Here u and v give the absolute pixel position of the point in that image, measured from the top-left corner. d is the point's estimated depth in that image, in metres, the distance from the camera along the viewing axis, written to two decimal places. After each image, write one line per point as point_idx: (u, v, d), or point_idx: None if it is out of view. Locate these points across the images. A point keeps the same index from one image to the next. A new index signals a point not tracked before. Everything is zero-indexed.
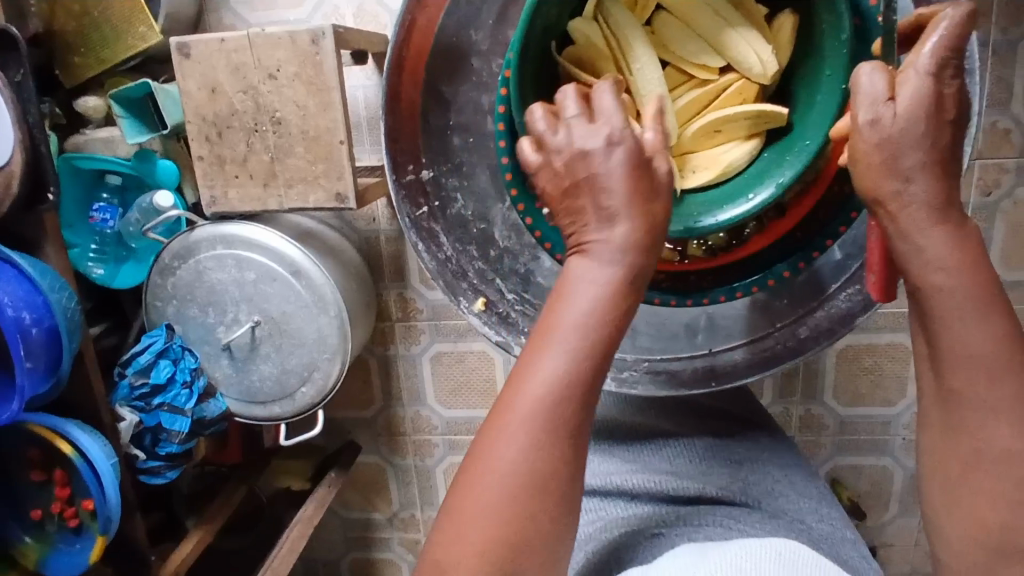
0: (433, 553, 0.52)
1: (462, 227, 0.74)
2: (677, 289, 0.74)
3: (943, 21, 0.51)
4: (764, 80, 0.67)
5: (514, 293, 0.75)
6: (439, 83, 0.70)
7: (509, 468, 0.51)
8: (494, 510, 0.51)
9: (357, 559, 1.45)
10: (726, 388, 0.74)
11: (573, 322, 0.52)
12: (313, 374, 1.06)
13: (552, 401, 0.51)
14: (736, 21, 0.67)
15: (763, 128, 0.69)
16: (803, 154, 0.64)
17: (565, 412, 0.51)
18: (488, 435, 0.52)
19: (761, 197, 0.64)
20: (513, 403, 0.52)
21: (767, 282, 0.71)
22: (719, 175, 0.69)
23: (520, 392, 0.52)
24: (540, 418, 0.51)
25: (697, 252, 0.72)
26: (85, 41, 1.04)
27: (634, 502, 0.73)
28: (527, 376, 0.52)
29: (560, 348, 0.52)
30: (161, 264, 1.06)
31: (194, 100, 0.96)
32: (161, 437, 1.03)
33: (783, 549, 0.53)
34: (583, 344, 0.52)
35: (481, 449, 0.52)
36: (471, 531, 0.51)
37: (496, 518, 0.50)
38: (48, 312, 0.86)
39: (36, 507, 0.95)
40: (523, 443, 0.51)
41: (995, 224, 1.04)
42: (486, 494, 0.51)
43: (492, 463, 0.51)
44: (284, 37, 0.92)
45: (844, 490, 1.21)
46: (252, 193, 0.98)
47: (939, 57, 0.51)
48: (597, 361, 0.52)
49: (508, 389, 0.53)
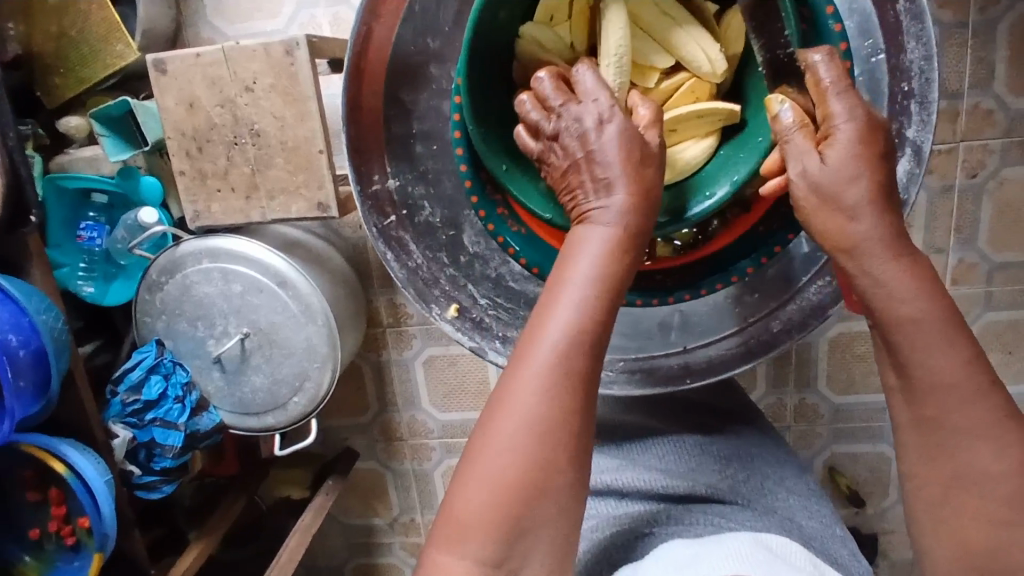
0: (445, 528, 0.50)
1: (430, 234, 0.74)
2: (644, 288, 0.75)
3: (814, 60, 0.57)
4: (714, 78, 0.67)
5: (486, 298, 0.75)
6: (401, 92, 0.70)
7: (532, 419, 0.49)
8: (511, 468, 0.49)
9: (360, 564, 1.46)
10: (700, 384, 0.73)
11: (583, 282, 0.52)
12: (305, 383, 1.07)
13: (562, 374, 0.50)
14: (684, 20, 0.67)
15: (716, 126, 0.69)
16: (756, 150, 0.65)
17: (577, 375, 0.51)
18: (506, 388, 0.51)
19: (718, 195, 0.66)
20: (529, 353, 0.51)
21: (730, 279, 0.72)
22: (675, 175, 0.69)
23: (537, 342, 0.51)
24: (553, 381, 0.50)
25: (665, 251, 0.74)
26: (63, 62, 1.05)
27: (626, 501, 0.72)
28: (540, 326, 0.51)
29: (575, 297, 0.51)
30: (149, 280, 1.06)
31: (172, 116, 0.96)
32: (155, 452, 1.03)
33: (774, 544, 0.55)
34: (596, 294, 0.52)
35: (498, 402, 0.51)
36: (486, 500, 0.49)
37: (510, 485, 0.49)
38: (35, 333, 0.86)
39: (34, 526, 0.96)
40: (545, 393, 0.50)
41: (983, 206, 1.03)
42: (499, 461, 0.49)
43: (512, 414, 0.50)
44: (258, 49, 0.92)
45: (842, 478, 1.21)
46: (234, 206, 0.98)
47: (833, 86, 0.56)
48: (610, 311, 0.53)
49: (517, 357, 0.52)
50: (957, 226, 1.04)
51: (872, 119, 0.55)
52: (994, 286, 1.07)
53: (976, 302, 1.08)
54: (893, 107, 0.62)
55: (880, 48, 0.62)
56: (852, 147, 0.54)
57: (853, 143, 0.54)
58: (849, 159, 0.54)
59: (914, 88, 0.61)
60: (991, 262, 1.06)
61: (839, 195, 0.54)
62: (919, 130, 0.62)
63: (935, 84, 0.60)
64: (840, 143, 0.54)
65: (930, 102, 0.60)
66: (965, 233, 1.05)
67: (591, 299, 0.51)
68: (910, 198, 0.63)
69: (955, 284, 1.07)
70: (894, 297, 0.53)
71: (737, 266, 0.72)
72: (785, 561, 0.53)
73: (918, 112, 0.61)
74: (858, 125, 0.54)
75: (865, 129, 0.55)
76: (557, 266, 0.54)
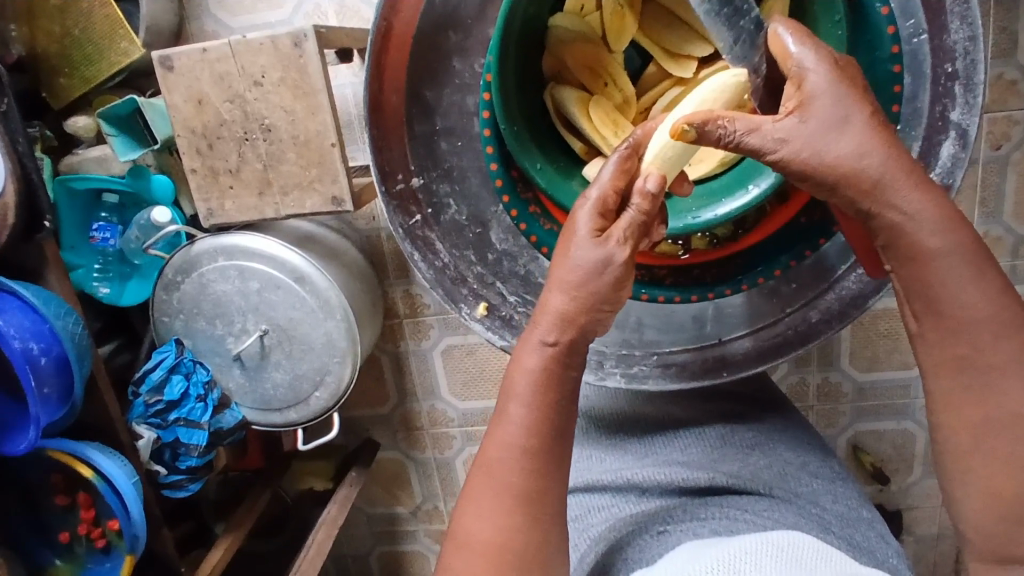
0: None
1: (457, 232, 0.73)
2: (679, 284, 0.75)
3: (787, 37, 0.53)
4: None
5: (515, 295, 0.74)
6: (422, 87, 0.68)
7: (487, 544, 0.55)
8: (491, 530, 0.55)
9: (386, 552, 1.47)
10: (738, 378, 0.73)
11: (543, 345, 0.58)
12: (325, 378, 1.06)
13: (531, 436, 0.56)
14: None
15: None
16: None
17: (545, 431, 0.56)
18: (462, 522, 0.57)
19: (761, 188, 0.64)
20: (480, 486, 0.56)
21: (772, 273, 0.71)
22: (717, 166, 0.69)
23: (487, 473, 0.56)
24: (518, 447, 0.56)
25: (700, 245, 0.73)
26: (67, 62, 1.03)
27: (646, 497, 0.70)
28: (488, 457, 0.57)
29: (518, 424, 0.56)
30: (165, 280, 1.05)
31: (182, 113, 0.95)
32: (180, 451, 1.03)
33: (785, 545, 0.53)
34: (537, 414, 0.57)
35: (456, 534, 0.57)
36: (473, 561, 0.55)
37: (491, 545, 0.54)
38: (56, 340, 0.86)
39: (64, 530, 0.96)
40: (497, 520, 0.55)
41: (1007, 178, 1.00)
42: (480, 524, 0.55)
43: (467, 545, 0.55)
44: (266, 43, 0.90)
45: (866, 456, 1.21)
46: (247, 204, 0.97)
47: (826, 61, 0.52)
48: (556, 425, 0.57)
49: (493, 427, 0.58)
50: (981, 200, 1.02)
51: (837, 59, 0.52)
52: (1018, 260, 1.05)
53: None
54: (936, 90, 0.61)
55: (922, 28, 0.60)
56: (831, 91, 0.51)
57: (830, 85, 0.51)
58: (832, 105, 0.51)
59: (958, 69, 0.60)
60: (1017, 235, 1.03)
61: (829, 144, 0.51)
62: (964, 113, 0.61)
63: (981, 66, 0.58)
64: (816, 89, 0.51)
65: (976, 84, 0.59)
66: (989, 206, 1.02)
67: (531, 418, 0.56)
68: (957, 182, 0.62)
69: None
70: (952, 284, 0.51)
71: (779, 260, 0.71)
72: (796, 565, 0.51)
73: (963, 94, 0.60)
74: (828, 69, 0.51)
75: (834, 72, 0.51)
76: (501, 397, 0.59)
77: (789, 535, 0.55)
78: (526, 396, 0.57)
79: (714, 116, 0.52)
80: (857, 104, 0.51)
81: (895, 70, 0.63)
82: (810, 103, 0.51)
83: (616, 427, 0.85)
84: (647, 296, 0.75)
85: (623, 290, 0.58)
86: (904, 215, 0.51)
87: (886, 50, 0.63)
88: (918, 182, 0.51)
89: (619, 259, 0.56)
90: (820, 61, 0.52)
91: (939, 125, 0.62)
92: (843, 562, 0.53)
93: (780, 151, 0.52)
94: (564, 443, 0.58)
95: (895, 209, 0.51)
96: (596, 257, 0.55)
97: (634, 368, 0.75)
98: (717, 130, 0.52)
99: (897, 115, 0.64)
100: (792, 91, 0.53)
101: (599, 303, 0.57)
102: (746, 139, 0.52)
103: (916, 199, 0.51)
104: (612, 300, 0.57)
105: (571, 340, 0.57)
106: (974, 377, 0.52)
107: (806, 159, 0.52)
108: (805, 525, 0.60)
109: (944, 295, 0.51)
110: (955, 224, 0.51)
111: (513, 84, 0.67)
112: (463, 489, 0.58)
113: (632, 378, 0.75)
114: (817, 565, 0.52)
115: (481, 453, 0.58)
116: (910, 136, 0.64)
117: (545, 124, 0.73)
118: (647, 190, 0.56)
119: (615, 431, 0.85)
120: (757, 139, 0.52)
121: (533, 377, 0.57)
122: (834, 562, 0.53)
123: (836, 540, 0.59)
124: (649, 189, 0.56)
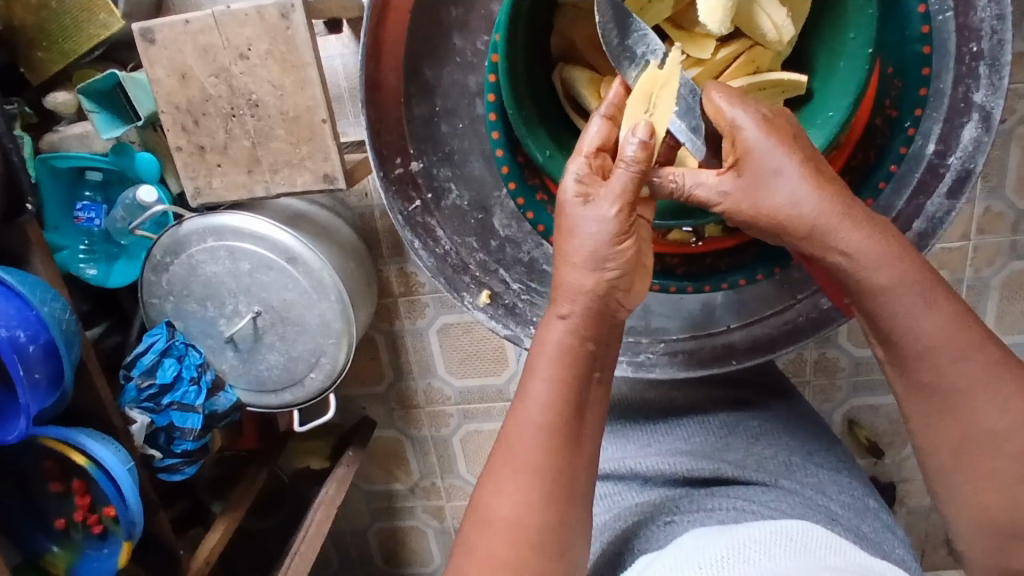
0: (457, 562, 0.55)
1: (459, 218, 0.71)
2: (692, 274, 0.73)
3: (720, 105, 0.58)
4: (779, 46, 0.64)
5: (519, 283, 0.73)
6: (420, 66, 0.65)
7: (504, 520, 0.54)
8: (512, 508, 0.54)
9: (383, 529, 1.47)
10: (746, 365, 0.72)
11: (561, 332, 0.57)
12: (320, 359, 1.05)
13: (552, 412, 0.55)
14: None
15: (780, 97, 0.67)
16: (826, 127, 0.64)
17: (568, 412, 0.56)
18: (483, 496, 0.56)
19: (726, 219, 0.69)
20: (500, 462, 0.56)
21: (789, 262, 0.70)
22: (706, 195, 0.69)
23: (507, 449, 0.56)
24: (542, 427, 0.55)
25: (714, 233, 0.73)
26: (45, 34, 0.98)
27: (649, 487, 0.71)
28: (511, 435, 0.56)
29: (538, 402, 0.55)
30: (153, 261, 1.03)
31: (165, 88, 0.91)
32: (175, 435, 1.01)
33: (797, 535, 0.54)
34: (558, 389, 0.56)
35: (474, 508, 0.56)
36: (494, 543, 0.53)
37: (512, 525, 0.54)
38: (43, 327, 0.84)
39: (60, 516, 0.95)
40: (515, 496, 0.54)
41: (1011, 151, 0.98)
42: (499, 499, 0.54)
43: (484, 520, 0.55)
44: (251, 13, 0.86)
45: (862, 430, 1.21)
46: (237, 180, 0.94)
47: (758, 114, 0.56)
48: (574, 404, 0.56)
49: (512, 408, 0.57)
50: (984, 174, 1.00)
51: (768, 115, 0.57)
52: (1019, 234, 1.04)
53: (1000, 253, 1.05)
54: (960, 70, 0.60)
55: (948, 5, 0.59)
56: (761, 146, 0.55)
57: (761, 141, 0.55)
58: (763, 159, 0.55)
59: (984, 48, 0.58)
60: (1019, 210, 1.02)
61: (768, 191, 0.56)
62: (988, 94, 0.59)
63: (1008, 46, 0.57)
64: (750, 141, 0.56)
65: (1002, 64, 0.58)
66: (992, 180, 1.01)
67: (551, 393, 0.55)
68: (978, 166, 0.61)
69: (980, 234, 1.04)
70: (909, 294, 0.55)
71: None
72: (806, 553, 0.52)
73: (988, 74, 0.59)
74: (760, 126, 0.56)
75: (765, 128, 0.56)
76: (522, 373, 0.58)
77: (801, 525, 0.55)
78: (545, 379, 0.56)
79: (666, 172, 0.58)
80: (789, 154, 0.55)
81: (924, 52, 0.61)
82: (745, 156, 0.56)
83: (618, 415, 0.85)
84: (660, 287, 0.73)
85: (628, 245, 0.56)
86: (846, 255, 0.55)
87: (916, 30, 0.61)
88: (860, 223, 0.55)
89: (611, 214, 0.55)
90: (749, 119, 0.56)
91: (961, 107, 0.61)
92: (854, 551, 0.54)
93: (724, 204, 0.58)
94: (580, 422, 0.56)
95: (836, 250, 0.55)
96: (592, 217, 0.55)
97: (640, 356, 0.74)
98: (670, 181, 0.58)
99: (923, 99, 0.63)
100: (730, 147, 0.58)
101: (600, 261, 0.56)
102: (694, 191, 0.58)
103: (856, 241, 0.55)
104: (616, 256, 0.56)
105: (584, 310, 0.56)
106: (949, 380, 0.55)
107: (749, 209, 0.57)
108: (812, 518, 0.60)
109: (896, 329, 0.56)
110: (897, 258, 0.55)
111: (521, 65, 0.65)
112: (480, 472, 0.57)
113: (639, 367, 0.74)
114: (829, 554, 0.52)
115: (501, 436, 0.57)
116: (932, 118, 0.63)
117: (551, 102, 0.70)
118: (637, 139, 0.55)
119: (617, 420, 0.84)
120: (703, 192, 0.58)
121: (551, 365, 0.56)
122: (845, 552, 0.53)
123: (843, 532, 0.59)
124: (640, 138, 0.55)
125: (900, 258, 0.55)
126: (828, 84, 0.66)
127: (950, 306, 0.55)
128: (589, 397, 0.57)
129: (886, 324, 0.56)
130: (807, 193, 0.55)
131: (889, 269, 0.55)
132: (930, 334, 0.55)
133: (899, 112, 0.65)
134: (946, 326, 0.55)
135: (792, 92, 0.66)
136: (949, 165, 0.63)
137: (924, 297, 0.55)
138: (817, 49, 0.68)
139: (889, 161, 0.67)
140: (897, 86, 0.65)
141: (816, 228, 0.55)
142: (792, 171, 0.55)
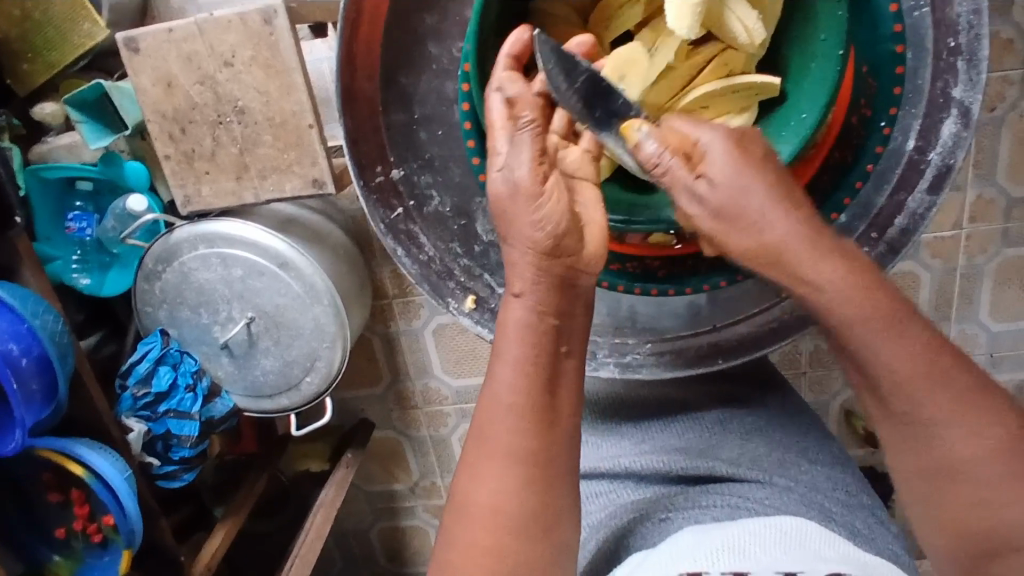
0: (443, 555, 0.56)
1: (442, 224, 0.71)
2: (674, 275, 0.74)
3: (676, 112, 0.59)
4: (750, 49, 0.64)
5: (504, 287, 0.73)
6: (398, 74, 0.65)
7: (483, 507, 0.55)
8: (492, 494, 0.55)
9: (385, 528, 1.48)
10: (733, 365, 0.73)
11: (520, 313, 0.57)
12: (316, 363, 1.05)
13: (521, 395, 0.56)
14: None
15: (754, 99, 0.67)
16: (802, 128, 0.66)
17: (535, 394, 0.56)
18: (463, 486, 0.57)
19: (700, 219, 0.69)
20: (476, 450, 0.57)
21: None
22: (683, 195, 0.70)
23: (482, 437, 0.57)
24: (512, 411, 0.56)
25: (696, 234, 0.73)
26: (30, 46, 0.98)
27: (643, 484, 0.71)
28: (483, 421, 0.57)
29: (505, 384, 0.56)
30: (145, 270, 1.03)
31: (150, 97, 0.90)
32: (172, 442, 1.02)
33: (790, 528, 0.54)
34: (525, 370, 0.56)
35: (455, 499, 0.57)
36: (477, 532, 0.55)
37: (490, 510, 0.55)
38: (36, 340, 0.84)
39: (60, 526, 0.96)
40: (494, 483, 0.55)
41: (1001, 138, 0.98)
42: (479, 485, 0.56)
43: (464, 508, 0.56)
44: (233, 20, 0.85)
45: (858, 420, 1.22)
46: (225, 188, 0.94)
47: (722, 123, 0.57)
48: (542, 387, 0.56)
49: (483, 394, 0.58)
50: (975, 162, 1.00)
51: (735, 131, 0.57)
52: (1012, 221, 1.04)
53: (993, 240, 1.05)
54: (938, 65, 0.60)
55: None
56: (732, 158, 0.56)
57: (731, 159, 0.56)
58: (733, 174, 0.56)
59: (962, 43, 0.58)
60: (1011, 197, 1.02)
61: (745, 210, 0.56)
62: (966, 89, 0.59)
63: (985, 40, 0.57)
64: (716, 161, 0.56)
65: (980, 59, 0.58)
66: (983, 168, 1.00)
67: (518, 376, 0.56)
68: (958, 161, 0.61)
69: (972, 222, 1.04)
70: (874, 323, 0.56)
71: None
72: (800, 546, 0.52)
73: (966, 69, 0.59)
74: (727, 139, 0.56)
75: (733, 145, 0.56)
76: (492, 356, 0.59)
77: (794, 519, 0.56)
78: (508, 361, 0.57)
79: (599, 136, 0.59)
80: (757, 174, 0.56)
81: (898, 50, 0.62)
82: (710, 167, 0.56)
83: (609, 412, 0.85)
84: (640, 291, 0.74)
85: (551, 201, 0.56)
86: (813, 286, 0.57)
87: (888, 28, 0.61)
88: (829, 254, 0.56)
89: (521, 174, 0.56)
90: (718, 135, 0.57)
91: (940, 102, 0.61)
92: (847, 545, 0.54)
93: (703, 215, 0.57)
94: (556, 403, 0.57)
95: (804, 282, 0.57)
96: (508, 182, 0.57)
97: (627, 357, 0.75)
98: (649, 147, 0.57)
99: (898, 98, 0.63)
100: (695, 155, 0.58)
101: (537, 225, 0.56)
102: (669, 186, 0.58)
103: (824, 273, 0.56)
104: (553, 223, 0.56)
105: (535, 285, 0.57)
106: (924, 408, 0.56)
107: (722, 227, 0.57)
108: (804, 513, 0.60)
109: (868, 359, 0.57)
110: (870, 289, 0.56)
111: (495, 72, 0.65)
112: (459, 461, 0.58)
113: (626, 368, 0.75)
114: (822, 547, 0.53)
115: (476, 424, 0.58)
116: (910, 114, 0.63)
117: None
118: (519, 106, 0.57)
119: (608, 417, 0.85)
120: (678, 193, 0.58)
121: (514, 347, 0.57)
122: (838, 546, 0.53)
123: (837, 527, 0.59)
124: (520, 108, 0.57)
125: (874, 289, 0.56)
126: (803, 85, 0.67)
127: (921, 334, 0.56)
128: (559, 372, 0.58)
129: (856, 355, 0.57)
130: (778, 218, 0.56)
131: (861, 302, 0.56)
132: (901, 362, 0.56)
133: (874, 111, 0.66)
134: (916, 355, 0.56)
135: (766, 94, 0.67)
136: (929, 161, 0.63)
137: (900, 328, 0.56)
138: (790, 49, 0.68)
139: (865, 161, 0.67)
140: (871, 86, 0.65)
141: (782, 255, 0.56)
142: (762, 194, 0.56)
